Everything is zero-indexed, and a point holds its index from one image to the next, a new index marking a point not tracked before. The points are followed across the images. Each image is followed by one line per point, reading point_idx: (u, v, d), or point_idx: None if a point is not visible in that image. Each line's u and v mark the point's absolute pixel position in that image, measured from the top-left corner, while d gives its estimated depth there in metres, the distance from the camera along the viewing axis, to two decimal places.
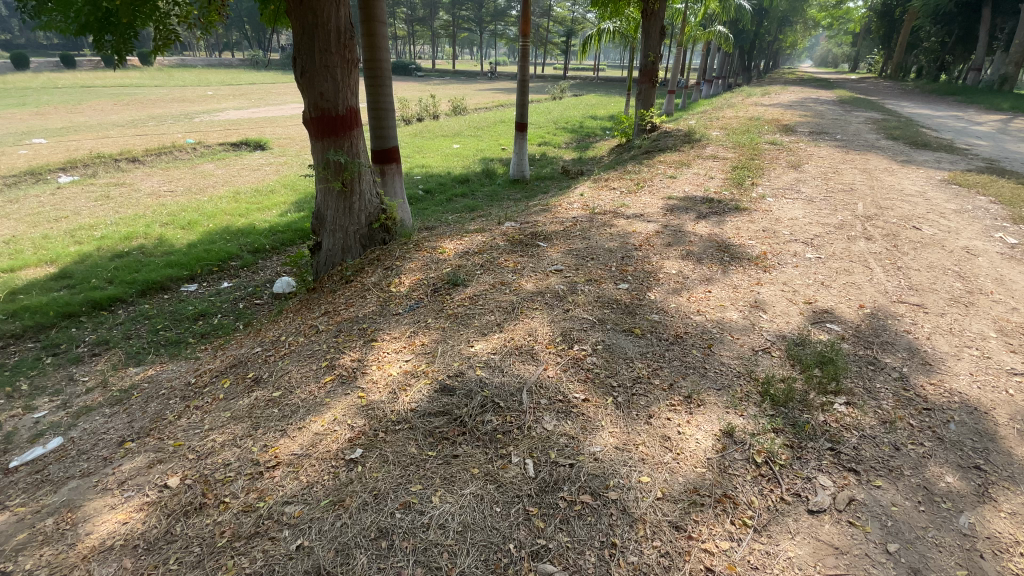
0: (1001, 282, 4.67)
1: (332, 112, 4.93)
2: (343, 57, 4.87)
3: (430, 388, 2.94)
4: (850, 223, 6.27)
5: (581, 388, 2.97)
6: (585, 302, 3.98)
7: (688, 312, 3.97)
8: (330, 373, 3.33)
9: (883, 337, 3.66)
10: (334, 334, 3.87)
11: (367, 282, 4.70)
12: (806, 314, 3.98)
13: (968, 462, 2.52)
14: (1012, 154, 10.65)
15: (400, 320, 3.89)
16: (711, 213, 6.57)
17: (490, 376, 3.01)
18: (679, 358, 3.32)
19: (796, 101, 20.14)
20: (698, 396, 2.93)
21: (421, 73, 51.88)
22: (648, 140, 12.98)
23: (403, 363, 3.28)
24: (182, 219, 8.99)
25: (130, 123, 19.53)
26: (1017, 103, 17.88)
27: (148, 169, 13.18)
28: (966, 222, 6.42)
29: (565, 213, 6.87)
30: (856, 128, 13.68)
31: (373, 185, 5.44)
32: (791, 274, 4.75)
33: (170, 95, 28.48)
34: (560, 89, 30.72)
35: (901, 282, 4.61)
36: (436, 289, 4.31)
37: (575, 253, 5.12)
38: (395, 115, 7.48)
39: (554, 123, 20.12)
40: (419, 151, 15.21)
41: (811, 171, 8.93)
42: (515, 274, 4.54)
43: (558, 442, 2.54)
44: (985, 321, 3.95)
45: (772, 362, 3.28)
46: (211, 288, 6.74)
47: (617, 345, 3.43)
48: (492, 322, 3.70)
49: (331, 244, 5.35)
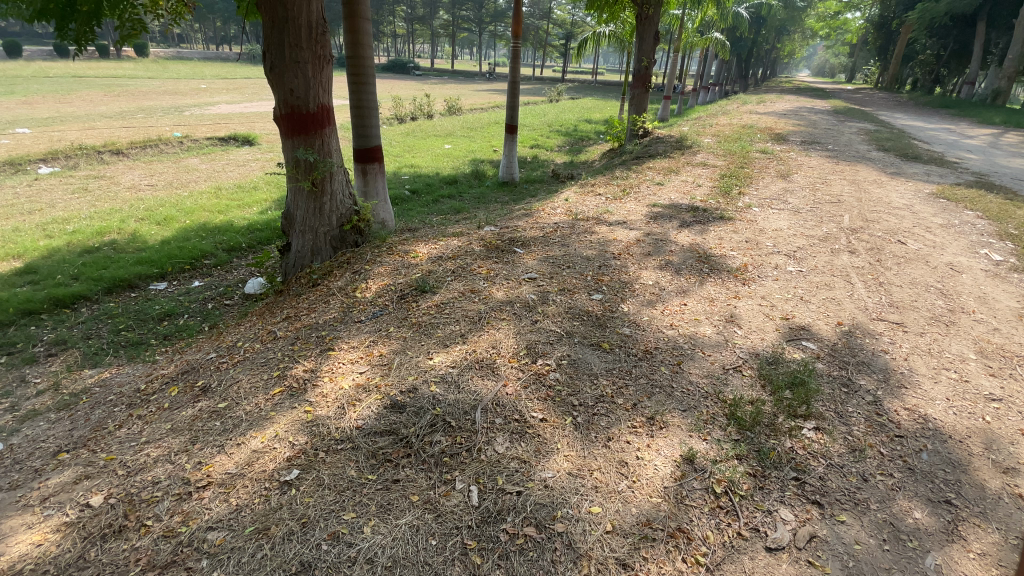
0: (983, 300, 4.58)
1: (302, 109, 4.76)
2: (315, 53, 4.70)
3: (380, 404, 2.78)
4: (834, 235, 6.17)
5: (539, 407, 2.81)
6: (555, 314, 3.83)
7: (661, 325, 3.83)
8: (280, 384, 3.18)
9: (858, 357, 3.54)
10: (291, 341, 3.72)
11: (333, 286, 4.53)
12: (782, 331, 3.85)
13: (938, 495, 2.39)
14: (1002, 169, 10.62)
15: (361, 328, 3.72)
16: (695, 222, 6.46)
17: (445, 392, 2.85)
18: (646, 375, 3.18)
19: (790, 109, 20.14)
20: (662, 418, 2.79)
21: (419, 72, 51.73)
22: (639, 145, 12.88)
23: (357, 375, 3.12)
24: (159, 215, 8.77)
25: (118, 114, 19.21)
26: (1010, 118, 17.93)
27: (132, 162, 12.95)
28: (952, 237, 6.34)
29: (547, 219, 6.74)
30: (847, 138, 13.64)
31: (346, 185, 5.28)
32: (770, 287, 4.64)
33: (163, 88, 28.07)
34: (556, 91, 30.64)
35: (882, 299, 4.50)
36: (403, 296, 4.15)
37: (551, 260, 4.98)
38: (378, 114, 7.30)
39: (548, 126, 20.01)
40: (409, 151, 15.04)
41: (799, 181, 8.84)
42: (486, 281, 4.39)
43: (507, 467, 2.39)
44: (965, 342, 3.85)
45: (742, 382, 3.15)
46: (181, 287, 6.55)
47: (583, 360, 3.28)
48: (455, 333, 3.54)
49: (301, 245, 5.18)
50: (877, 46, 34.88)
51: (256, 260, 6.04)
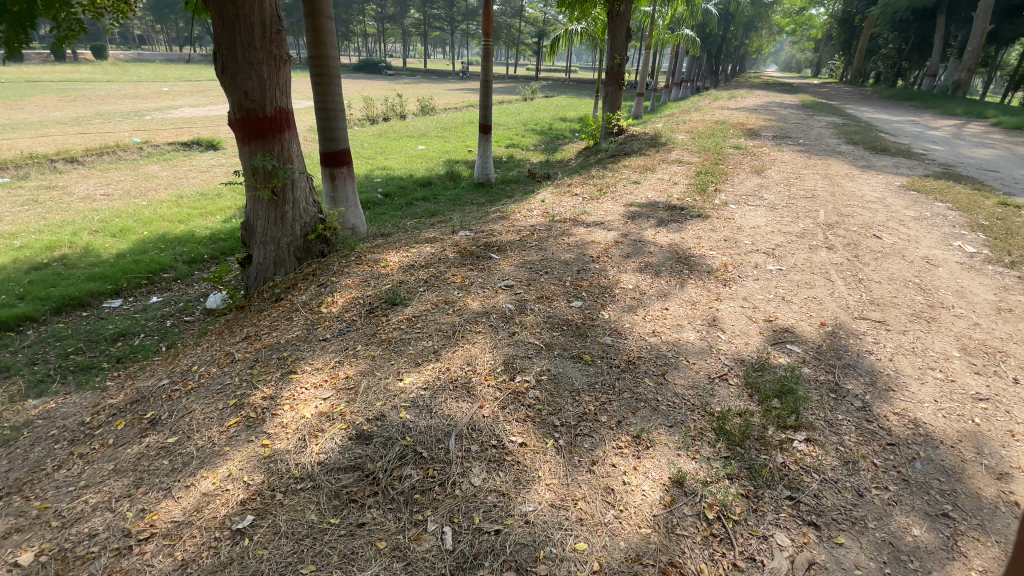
0: (962, 295, 4.56)
1: (258, 113, 4.47)
2: (269, 54, 4.42)
3: (345, 435, 2.57)
4: (811, 231, 6.14)
5: (519, 430, 2.63)
6: (533, 324, 3.65)
7: (643, 332, 3.69)
8: (236, 415, 2.95)
9: (844, 359, 3.46)
10: (250, 364, 3.47)
11: (297, 301, 4.26)
12: (765, 334, 3.74)
13: (936, 509, 2.29)
14: (966, 160, 10.86)
15: (325, 347, 3.48)
16: (672, 221, 6.36)
17: (416, 418, 2.63)
18: (630, 389, 3.02)
19: (761, 104, 20.40)
20: (648, 436, 2.64)
21: (391, 71, 50.92)
22: (615, 143, 12.80)
23: (320, 403, 2.89)
24: (114, 226, 8.30)
25: (73, 120, 18.31)
26: (970, 108, 18.45)
27: (87, 170, 12.30)
28: (925, 230, 6.37)
29: (523, 221, 6.54)
30: (817, 132, 13.81)
31: (309, 192, 5.00)
32: (751, 287, 4.54)
33: (123, 92, 26.96)
34: (531, 89, 30.44)
35: (862, 296, 4.45)
36: (372, 309, 3.91)
37: (528, 266, 4.80)
38: (345, 115, 7.01)
39: (523, 125, 19.83)
40: (381, 152, 14.68)
41: (774, 177, 8.86)
42: (461, 291, 4.18)
43: (484, 503, 2.20)
44: (947, 338, 3.80)
45: (729, 393, 3.02)
46: (138, 304, 6.17)
47: (564, 374, 3.10)
48: (427, 350, 3.32)
49: (262, 257, 4.88)
50: (842, 40, 35.69)
51: (214, 274, 5.73)
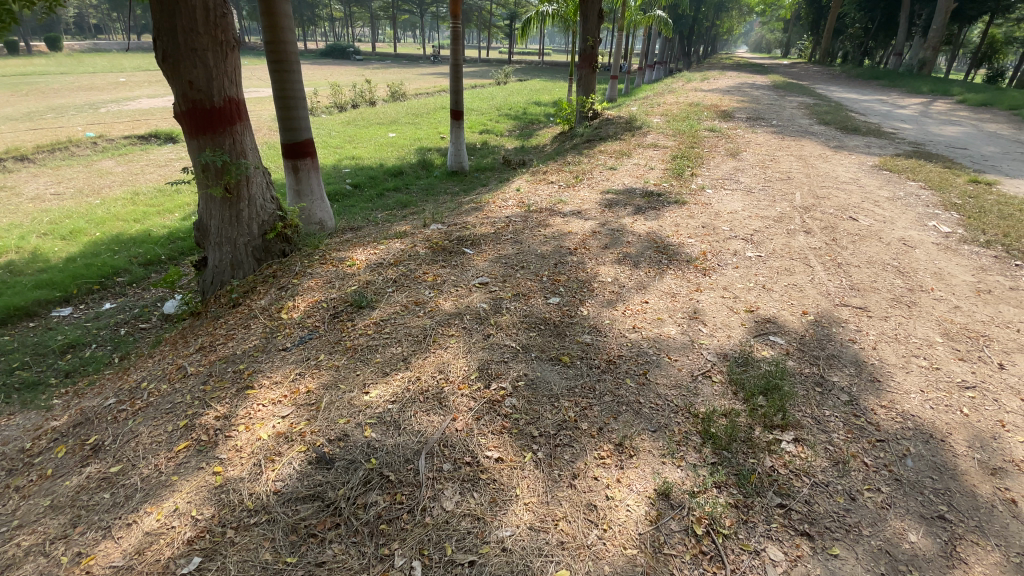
0: (940, 277, 4.54)
1: (205, 104, 4.12)
2: (215, 40, 4.06)
3: (304, 459, 2.36)
4: (789, 215, 6.07)
5: (495, 443, 2.46)
6: (509, 324, 3.46)
7: (624, 329, 3.54)
8: (186, 439, 2.72)
9: (828, 349, 3.38)
10: (203, 380, 3.21)
11: (256, 306, 3.98)
12: (748, 326, 3.63)
13: (931, 510, 2.23)
14: (935, 137, 10.99)
15: (285, 358, 3.24)
16: (649, 208, 6.22)
17: (382, 436, 2.44)
18: (611, 391, 2.87)
19: (733, 85, 20.42)
20: (631, 444, 2.49)
21: (360, 56, 49.37)
22: (590, 128, 12.60)
23: (278, 422, 2.67)
24: (64, 228, 7.76)
25: (23, 115, 17.24)
26: (936, 86, 18.75)
27: (37, 167, 11.54)
28: (900, 210, 6.37)
29: (497, 212, 6.32)
30: (789, 113, 13.84)
31: (266, 188, 4.67)
32: (731, 276, 4.43)
33: (76, 83, 25.54)
34: (504, 73, 29.88)
35: (843, 281, 4.38)
36: (336, 314, 3.67)
37: (503, 260, 4.59)
38: (307, 104, 6.64)
39: (496, 110, 19.42)
40: (349, 141, 14.16)
41: (749, 160, 8.79)
42: (432, 290, 3.96)
43: (457, 530, 2.03)
44: (929, 323, 3.76)
45: (714, 391, 2.89)
46: (90, 312, 5.76)
47: (542, 378, 2.93)
48: (396, 357, 3.11)
49: (218, 259, 4.56)
50: (811, 20, 35.95)
51: (161, 279, 5.45)
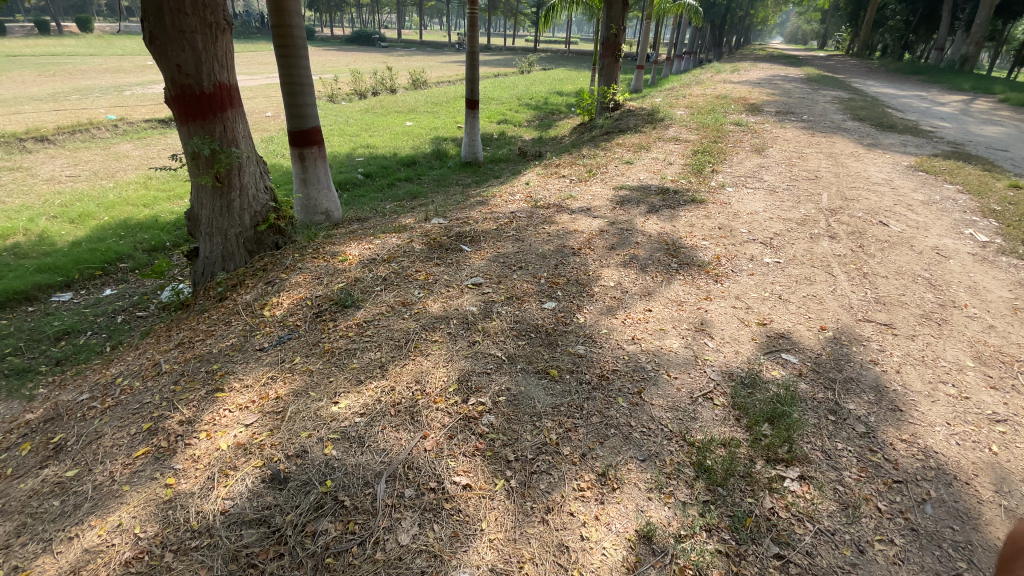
0: (974, 291, 4.15)
1: (194, 89, 3.98)
2: (203, 21, 3.91)
3: (257, 476, 2.21)
4: (813, 218, 5.68)
5: (465, 467, 2.25)
6: (498, 331, 3.24)
7: (622, 340, 3.28)
8: (146, 444, 2.62)
9: (845, 371, 3.07)
10: (175, 380, 3.10)
11: (240, 301, 3.84)
12: (758, 341, 3.34)
13: (948, 568, 1.96)
14: (976, 137, 10.30)
15: (260, 359, 3.09)
16: (664, 206, 5.90)
17: (344, 455, 2.27)
18: (599, 412, 2.63)
19: (764, 78, 19.63)
20: (616, 475, 2.26)
21: (385, 42, 49.26)
22: (611, 119, 12.18)
23: (240, 431, 2.54)
24: (74, 211, 7.79)
25: (51, 96, 17.56)
26: (979, 83, 17.70)
27: (58, 148, 11.71)
28: (935, 215, 5.92)
29: (503, 207, 6.07)
30: (822, 108, 13.15)
31: (258, 177, 4.53)
32: (745, 284, 4.12)
33: (105, 65, 25.96)
34: (527, 61, 29.33)
35: (867, 294, 4.03)
36: (319, 313, 3.50)
37: (502, 260, 4.36)
38: (314, 90, 6.46)
39: (517, 99, 19.04)
40: (365, 129, 14.03)
41: (775, 156, 8.34)
42: (422, 290, 3.75)
43: (410, 569, 1.85)
44: (960, 345, 3.41)
45: (714, 416, 2.63)
46: (91, 297, 5.75)
47: (526, 394, 2.71)
48: (373, 363, 2.93)
49: (209, 250, 4.45)
50: (849, 10, 34.44)
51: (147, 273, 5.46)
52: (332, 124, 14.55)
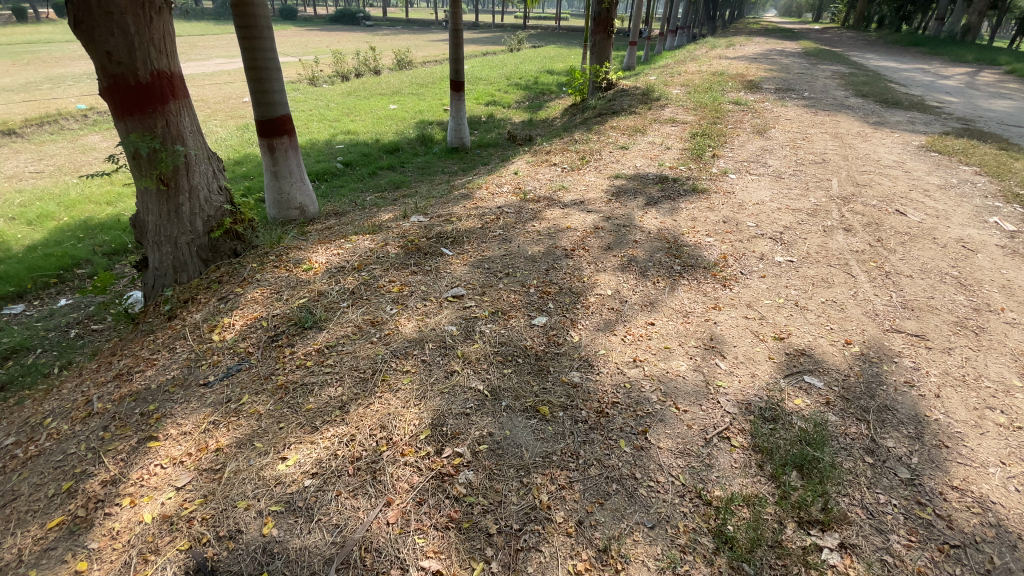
0: (1008, 291, 3.76)
1: (128, 79, 3.45)
2: (134, 0, 3.36)
3: (182, 566, 1.82)
4: (825, 207, 5.26)
5: (436, 547, 1.85)
6: (480, 357, 2.81)
7: (623, 363, 2.87)
8: (61, 511, 2.20)
9: (879, 398, 2.68)
10: (106, 423, 2.67)
11: (188, 322, 3.38)
12: (777, 361, 2.93)
13: None
14: (985, 113, 9.85)
15: (203, 399, 2.66)
16: (663, 197, 5.46)
17: (289, 536, 1.87)
18: (598, 462, 2.23)
19: (761, 52, 18.98)
20: (619, 551, 1.87)
21: (371, 22, 47.79)
22: (604, 100, 11.62)
23: (169, 497, 2.13)
24: (31, 211, 7.22)
25: (19, 85, 16.72)
26: (981, 55, 17.20)
27: (22, 141, 11.04)
28: (954, 201, 5.51)
29: (489, 201, 5.60)
30: (823, 84, 12.62)
31: (209, 177, 4.02)
32: (756, 289, 3.71)
33: (76, 51, 24.85)
34: (517, 39, 28.36)
35: (892, 298, 3.63)
36: (276, 337, 3.05)
37: (486, 265, 3.91)
38: (281, 74, 5.86)
39: (506, 79, 18.30)
40: (347, 114, 13.36)
41: (778, 138, 7.87)
42: (395, 306, 3.31)
43: None
44: (1003, 359, 3.02)
45: (734, 464, 2.24)
46: (44, 309, 5.25)
47: (510, 441, 2.29)
48: (332, 403, 2.49)
49: (159, 261, 3.97)
50: None
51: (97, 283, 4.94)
52: (312, 109, 13.87)
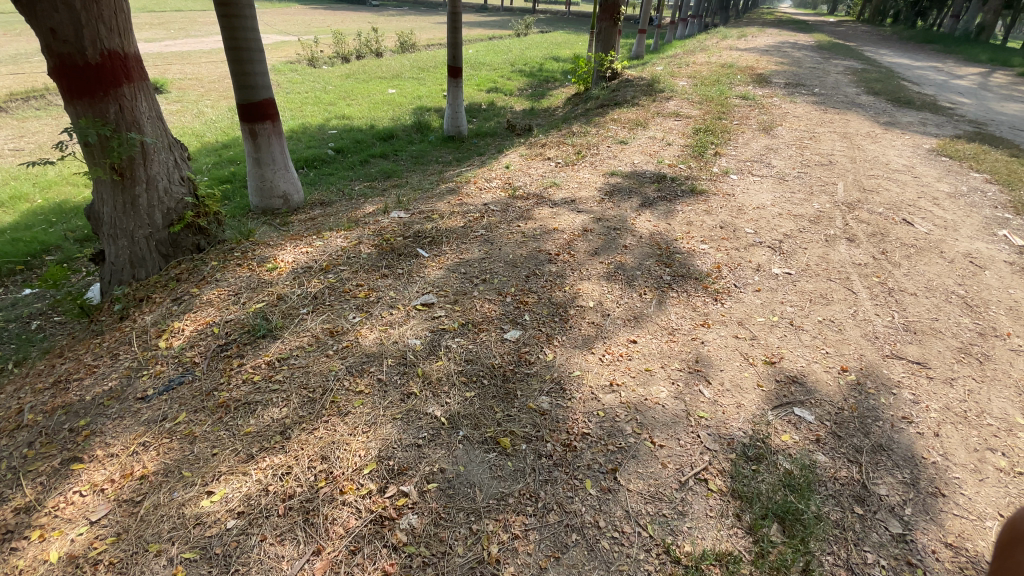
0: (1017, 314, 3.51)
1: (75, 60, 3.18)
2: None
3: None
4: (828, 214, 4.99)
5: None
6: (441, 378, 2.58)
7: (597, 387, 2.63)
8: None
9: (874, 437, 2.45)
10: (32, 438, 2.43)
11: (138, 324, 3.16)
12: (765, 390, 2.69)
13: None
14: (999, 115, 9.49)
15: (138, 415, 2.44)
16: (658, 198, 5.19)
17: None
18: (558, 506, 2.01)
19: (772, 45, 18.49)
20: None
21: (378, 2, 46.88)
22: (607, 90, 11.25)
23: (81, 533, 1.92)
24: (5, 192, 6.96)
25: (11, 57, 16.35)
26: (997, 54, 16.71)
27: (7, 116, 10.75)
28: (963, 211, 5.23)
29: (476, 196, 5.33)
30: (834, 79, 12.20)
31: (169, 166, 3.77)
32: (749, 304, 3.47)
33: None
34: (524, 24, 27.73)
35: (893, 319, 3.38)
36: (225, 346, 2.83)
37: (463, 269, 3.66)
38: (263, 55, 5.55)
39: (510, 65, 17.83)
40: (344, 97, 13.00)
41: (784, 136, 7.54)
42: (358, 314, 3.08)
43: None
44: (1007, 393, 2.77)
45: (708, 513, 2.02)
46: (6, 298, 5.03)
47: (463, 478, 2.08)
48: (273, 427, 2.28)
49: (115, 254, 3.74)
50: None
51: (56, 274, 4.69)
52: (308, 91, 13.50)
